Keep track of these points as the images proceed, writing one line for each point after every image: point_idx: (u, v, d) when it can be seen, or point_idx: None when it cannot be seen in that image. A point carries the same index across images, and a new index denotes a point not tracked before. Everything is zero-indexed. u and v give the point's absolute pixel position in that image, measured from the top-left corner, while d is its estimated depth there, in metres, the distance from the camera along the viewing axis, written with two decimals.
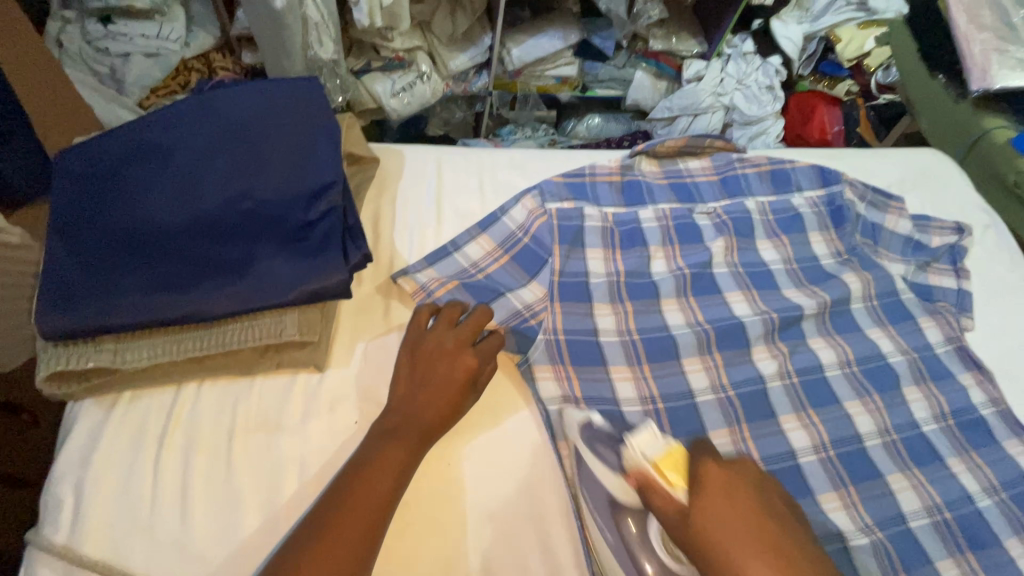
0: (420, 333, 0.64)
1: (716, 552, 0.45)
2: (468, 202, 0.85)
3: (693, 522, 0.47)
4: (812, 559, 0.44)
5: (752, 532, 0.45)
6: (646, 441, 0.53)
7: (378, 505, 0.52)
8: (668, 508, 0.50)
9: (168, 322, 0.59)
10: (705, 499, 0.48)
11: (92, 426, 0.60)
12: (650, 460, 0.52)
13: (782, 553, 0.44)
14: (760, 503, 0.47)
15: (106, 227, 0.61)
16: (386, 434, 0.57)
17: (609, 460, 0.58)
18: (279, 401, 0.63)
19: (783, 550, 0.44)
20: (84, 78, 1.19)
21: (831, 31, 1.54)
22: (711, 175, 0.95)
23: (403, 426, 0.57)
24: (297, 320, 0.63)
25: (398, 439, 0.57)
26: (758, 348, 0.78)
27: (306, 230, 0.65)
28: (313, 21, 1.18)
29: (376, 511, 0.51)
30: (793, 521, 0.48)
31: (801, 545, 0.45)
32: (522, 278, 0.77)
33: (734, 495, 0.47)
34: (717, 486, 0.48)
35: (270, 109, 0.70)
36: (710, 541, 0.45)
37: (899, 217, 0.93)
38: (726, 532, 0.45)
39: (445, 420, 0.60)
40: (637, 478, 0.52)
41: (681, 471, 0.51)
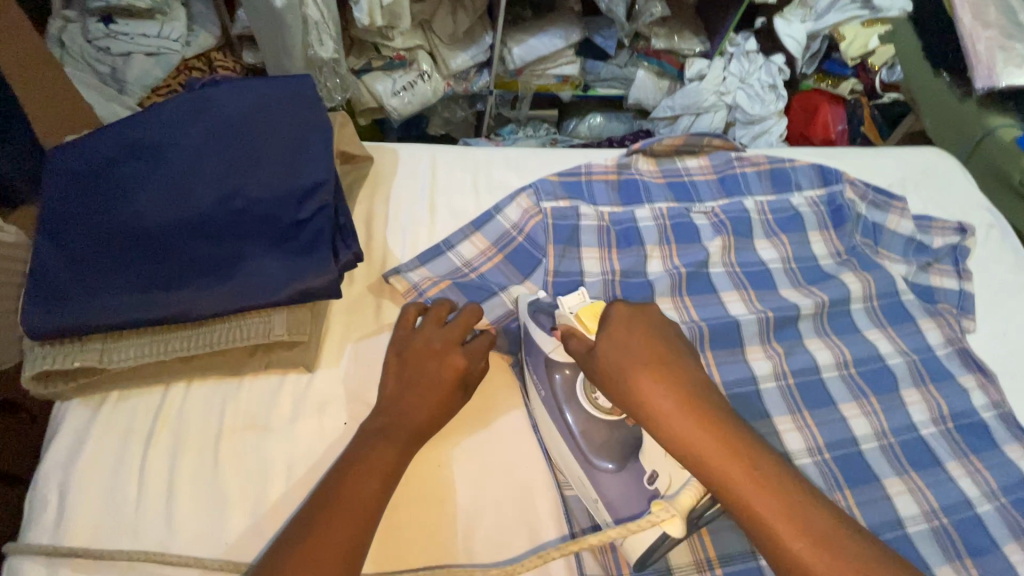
0: (408, 332, 0.63)
1: (611, 371, 0.52)
2: (462, 201, 0.84)
3: (597, 352, 0.54)
4: (694, 379, 0.51)
5: (645, 355, 0.52)
6: (574, 300, 0.61)
7: (366, 507, 0.51)
8: (581, 345, 0.57)
9: (156, 322, 0.58)
10: (608, 331, 0.54)
11: (79, 426, 0.60)
12: (574, 312, 0.60)
13: (669, 369, 0.51)
14: (658, 335, 0.54)
15: (95, 225, 0.60)
16: (375, 436, 0.56)
17: (543, 324, 0.65)
18: (268, 402, 0.62)
19: (670, 367, 0.51)
20: (85, 77, 1.18)
21: (835, 29, 1.49)
22: (709, 174, 0.94)
23: (392, 427, 0.57)
24: (286, 320, 0.62)
25: (387, 440, 0.56)
26: (753, 348, 0.77)
27: (297, 230, 0.64)
28: (313, 20, 1.18)
29: (365, 513, 0.51)
30: (686, 349, 0.54)
31: (685, 366, 0.52)
32: (516, 278, 0.77)
33: (634, 328, 0.54)
34: (620, 321, 0.54)
35: (262, 107, 0.69)
36: (609, 367, 0.53)
37: (901, 217, 0.92)
38: (623, 357, 0.52)
39: (434, 421, 0.59)
40: (564, 329, 0.60)
41: (597, 317, 0.57)
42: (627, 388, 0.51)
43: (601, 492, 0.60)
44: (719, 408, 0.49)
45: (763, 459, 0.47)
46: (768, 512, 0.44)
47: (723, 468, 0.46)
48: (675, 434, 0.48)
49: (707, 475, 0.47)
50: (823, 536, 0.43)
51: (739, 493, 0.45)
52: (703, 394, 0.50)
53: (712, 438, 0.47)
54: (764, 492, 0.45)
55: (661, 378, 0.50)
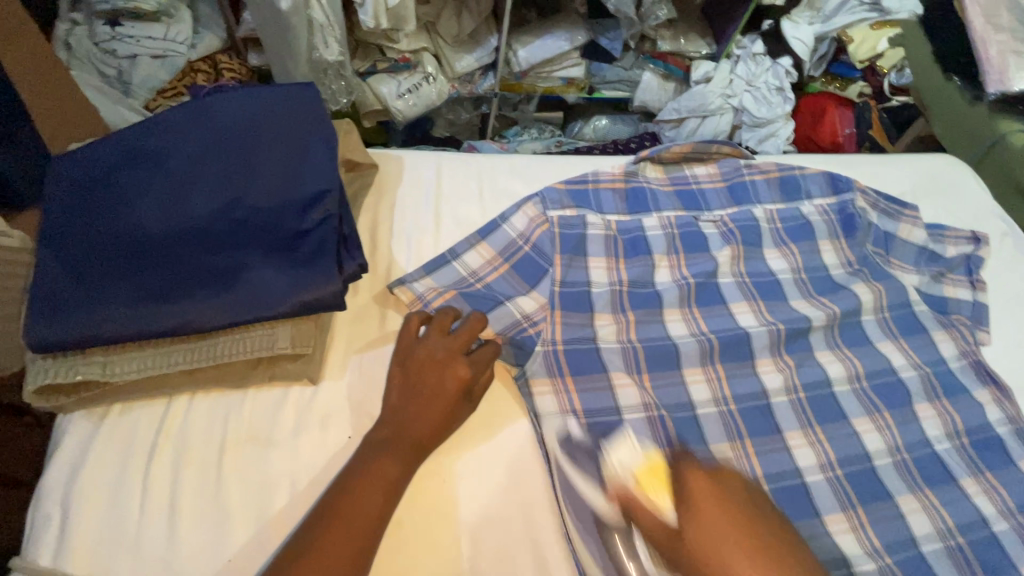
0: (411, 340, 0.62)
1: (706, 565, 0.44)
2: (468, 209, 0.83)
3: (685, 539, 0.46)
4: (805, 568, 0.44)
5: (743, 540, 0.45)
6: (625, 455, 0.54)
7: (367, 522, 0.51)
8: (655, 525, 0.48)
9: (159, 334, 0.58)
10: (694, 510, 0.47)
11: (81, 439, 0.59)
12: (629, 471, 0.52)
13: (774, 559, 0.44)
14: (747, 508, 0.47)
15: (98, 236, 0.60)
16: (377, 448, 0.56)
17: (587, 469, 0.58)
18: (271, 413, 0.62)
19: (775, 553, 0.45)
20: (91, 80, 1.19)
21: (843, 32, 1.49)
22: (717, 182, 0.93)
23: (394, 439, 0.56)
24: (290, 332, 0.61)
25: (389, 452, 0.55)
26: (763, 360, 0.75)
27: (300, 240, 0.64)
28: (319, 23, 1.17)
29: (366, 528, 0.50)
30: (775, 519, 0.49)
31: (782, 544, 0.46)
32: (522, 288, 0.76)
33: (722, 503, 0.47)
34: (705, 497, 0.47)
35: (267, 115, 0.69)
36: (704, 556, 0.45)
37: (913, 226, 0.90)
38: (720, 545, 0.44)
39: (438, 433, 0.58)
40: (618, 492, 0.52)
41: (664, 484, 0.50)
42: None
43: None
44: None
45: None
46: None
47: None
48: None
49: None
50: None
51: None
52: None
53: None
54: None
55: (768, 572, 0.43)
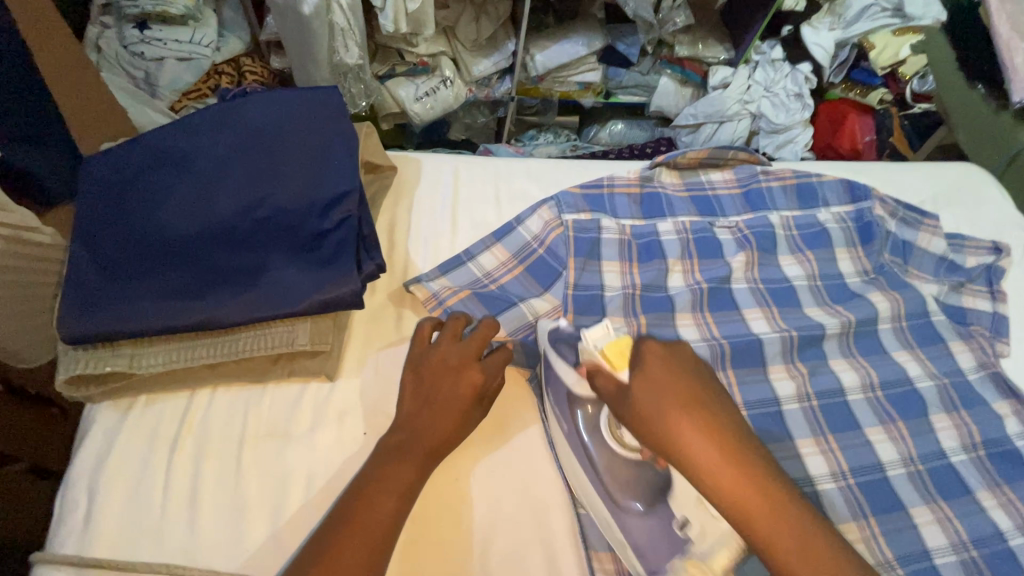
0: (423, 351, 0.63)
1: (650, 418, 0.52)
2: (484, 212, 0.84)
3: (632, 395, 0.53)
4: (732, 424, 0.51)
5: (681, 399, 0.51)
6: (598, 334, 0.59)
7: (378, 531, 0.51)
8: (610, 385, 0.56)
9: (183, 329, 0.60)
10: (643, 372, 0.54)
11: (108, 429, 0.61)
12: (599, 349, 0.58)
13: (707, 415, 0.51)
14: (693, 379, 0.53)
15: (128, 234, 0.62)
16: (393, 454, 0.56)
17: (568, 358, 0.64)
18: (289, 409, 0.63)
19: (708, 413, 0.51)
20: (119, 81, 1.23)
21: (865, 37, 1.49)
22: (733, 188, 0.93)
23: (408, 447, 0.57)
24: (309, 329, 0.63)
25: (404, 456, 0.56)
26: (776, 367, 0.75)
27: (321, 240, 0.65)
28: (339, 27, 1.20)
29: (379, 537, 0.51)
30: (720, 389, 0.55)
31: (721, 407, 0.52)
32: (535, 289, 0.77)
33: (670, 369, 0.54)
34: (658, 364, 0.54)
35: (289, 117, 0.71)
36: (646, 412, 0.52)
37: (933, 235, 0.90)
38: (661, 403, 0.52)
39: (450, 436, 0.59)
40: (589, 365, 0.59)
41: (627, 357, 0.57)
42: (667, 434, 0.51)
43: (626, 533, 0.59)
44: (749, 446, 0.50)
45: (796, 505, 0.48)
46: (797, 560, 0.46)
47: (752, 514, 0.48)
48: (710, 475, 0.49)
49: (745, 524, 0.48)
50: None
51: (782, 552, 0.47)
52: (741, 442, 0.51)
53: (742, 481, 0.48)
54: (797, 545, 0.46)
55: (699, 426, 0.50)
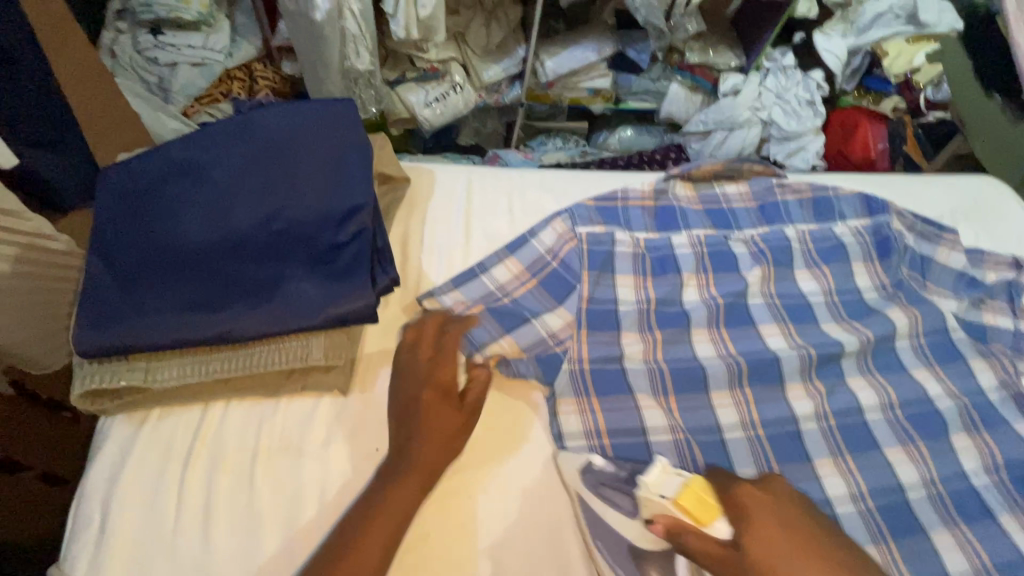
0: (408, 358, 0.66)
1: (775, 572, 0.51)
2: (498, 224, 0.84)
3: (745, 552, 0.52)
4: (848, 563, 0.52)
5: (796, 544, 0.53)
6: (662, 481, 0.58)
7: (375, 555, 0.52)
8: (707, 545, 0.54)
9: (196, 344, 0.59)
10: (748, 522, 0.54)
11: (123, 441, 0.61)
12: (670, 499, 0.56)
13: (822, 559, 0.52)
14: (796, 516, 0.56)
15: (144, 246, 0.62)
16: (392, 477, 0.58)
17: (621, 506, 0.61)
18: (303, 423, 0.63)
19: (821, 551, 0.53)
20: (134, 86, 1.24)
21: (878, 45, 1.49)
22: (748, 202, 0.92)
23: (406, 467, 0.58)
24: (323, 344, 0.62)
25: (404, 477, 0.57)
26: (794, 386, 0.74)
27: (335, 252, 0.65)
28: (351, 34, 1.20)
29: (377, 557, 0.52)
30: (818, 522, 0.56)
31: (825, 538, 0.55)
32: (549, 303, 0.76)
33: (772, 512, 0.55)
34: (759, 511, 0.55)
35: (305, 129, 0.71)
36: (769, 569, 0.51)
37: (952, 250, 0.88)
38: (775, 555, 0.52)
39: (444, 454, 0.60)
40: (663, 523, 0.56)
41: (706, 507, 0.56)
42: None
43: None
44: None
45: None
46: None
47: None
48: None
49: None
50: None
51: None
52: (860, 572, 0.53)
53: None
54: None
55: (819, 570, 0.51)
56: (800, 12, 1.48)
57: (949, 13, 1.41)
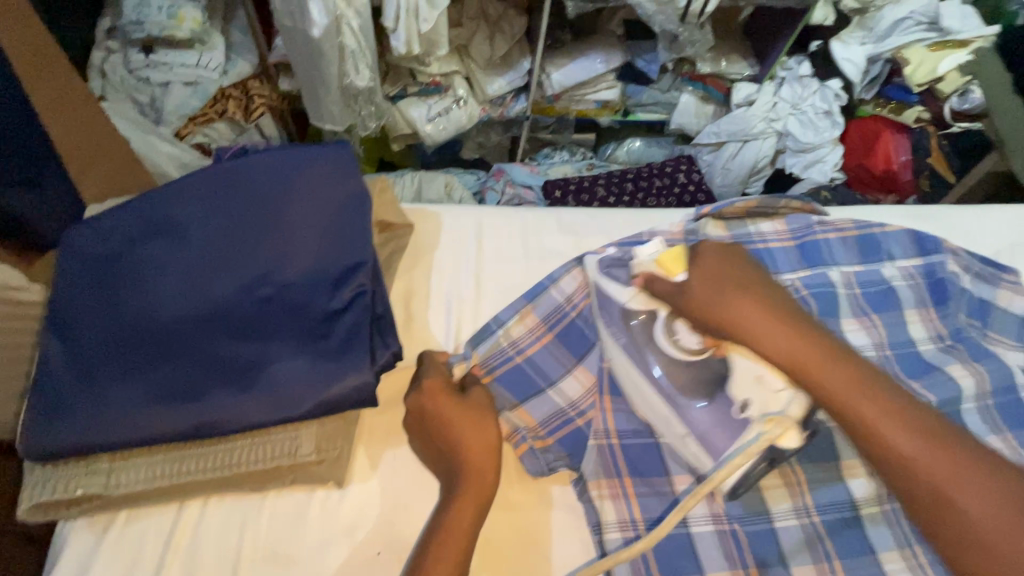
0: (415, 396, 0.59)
1: (707, 305, 0.56)
2: (512, 273, 0.75)
3: (689, 288, 0.57)
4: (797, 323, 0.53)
5: (739, 290, 0.55)
6: (650, 249, 0.64)
7: None
8: (668, 288, 0.60)
9: (170, 438, 0.51)
10: (698, 269, 0.58)
11: (83, 554, 0.52)
12: (653, 260, 0.62)
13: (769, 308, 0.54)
14: (746, 279, 0.57)
15: (107, 324, 0.54)
16: (449, 498, 0.53)
17: (620, 278, 0.65)
18: (292, 524, 0.55)
19: (766, 298, 0.55)
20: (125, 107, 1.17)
21: (899, 52, 1.42)
22: (786, 241, 0.83)
23: (461, 473, 0.54)
24: (315, 436, 0.54)
25: (460, 503, 0.52)
26: (852, 463, 0.63)
27: (330, 324, 0.57)
28: (350, 49, 1.12)
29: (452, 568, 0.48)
30: (773, 284, 0.58)
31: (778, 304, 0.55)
32: (567, 361, 0.68)
33: (720, 266, 0.58)
34: (709, 257, 0.59)
35: (295, 177, 0.62)
36: (702, 302, 0.56)
37: (1013, 293, 0.81)
38: (716, 291, 0.56)
39: (494, 460, 0.56)
40: (644, 277, 0.62)
41: (677, 260, 0.60)
42: (721, 314, 0.55)
43: (691, 427, 0.58)
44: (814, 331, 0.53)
45: (881, 385, 0.49)
46: (884, 427, 0.47)
47: (828, 389, 0.49)
48: (771, 346, 0.52)
49: (850, 415, 0.48)
50: (991, 480, 0.44)
51: (898, 445, 0.46)
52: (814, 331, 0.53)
53: (822, 362, 0.50)
54: (876, 409, 0.47)
55: (753, 305, 0.54)
56: (817, 19, 1.43)
57: (971, 19, 1.40)
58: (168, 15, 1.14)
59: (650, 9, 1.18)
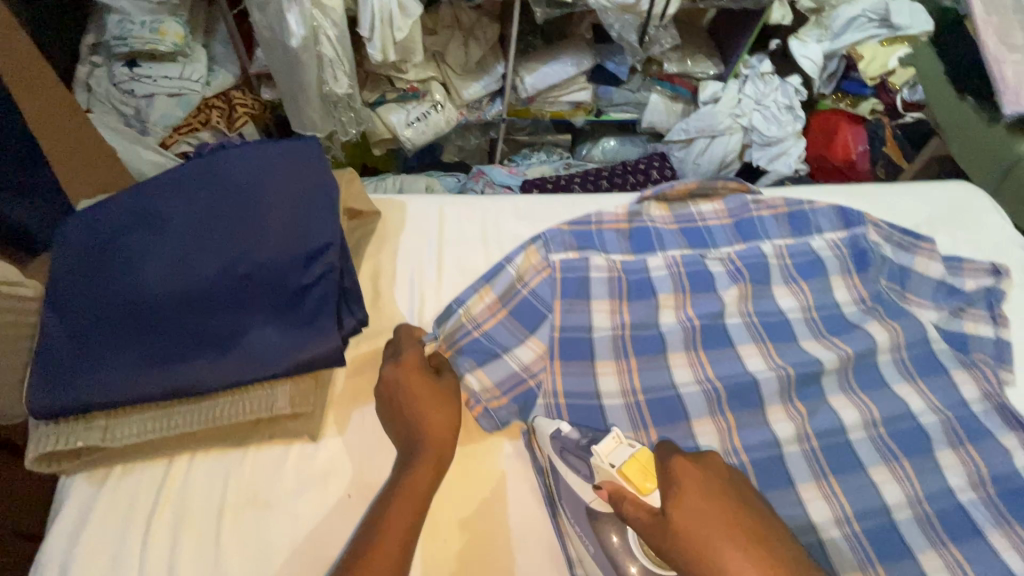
0: (391, 368, 0.65)
1: (693, 545, 0.51)
2: (472, 255, 0.83)
3: (668, 522, 0.52)
4: (792, 565, 0.50)
5: (726, 527, 0.51)
6: (610, 450, 0.59)
7: (403, 531, 0.53)
8: (639, 510, 0.55)
9: (158, 398, 0.58)
10: (676, 493, 0.54)
11: (82, 504, 0.59)
12: (617, 467, 0.57)
13: (762, 550, 0.50)
14: (730, 506, 0.53)
15: (100, 300, 0.60)
16: (410, 461, 0.59)
17: (581, 471, 0.62)
18: (273, 473, 0.61)
19: (756, 536, 0.51)
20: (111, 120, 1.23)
21: (853, 48, 1.51)
22: (724, 219, 0.92)
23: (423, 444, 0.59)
24: (289, 392, 0.61)
25: (418, 467, 0.58)
26: (774, 408, 0.73)
27: (301, 296, 0.64)
28: (328, 58, 1.21)
29: (408, 519, 0.54)
30: (757, 505, 0.55)
31: (768, 538, 0.51)
32: (521, 334, 0.74)
33: (704, 486, 0.54)
34: (689, 479, 0.55)
35: (269, 169, 0.70)
36: (689, 540, 0.51)
37: (930, 259, 0.89)
38: (701, 529, 0.51)
39: (452, 435, 0.61)
40: (610, 487, 0.58)
41: (647, 473, 0.57)
42: (713, 563, 0.50)
43: None
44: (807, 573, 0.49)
45: None
46: None
47: None
48: None
49: None
50: None
51: None
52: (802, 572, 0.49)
53: None
54: None
55: (741, 552, 0.50)
56: (775, 18, 1.47)
57: (920, 14, 1.45)
58: (151, 30, 1.20)
59: (610, 17, 1.27)
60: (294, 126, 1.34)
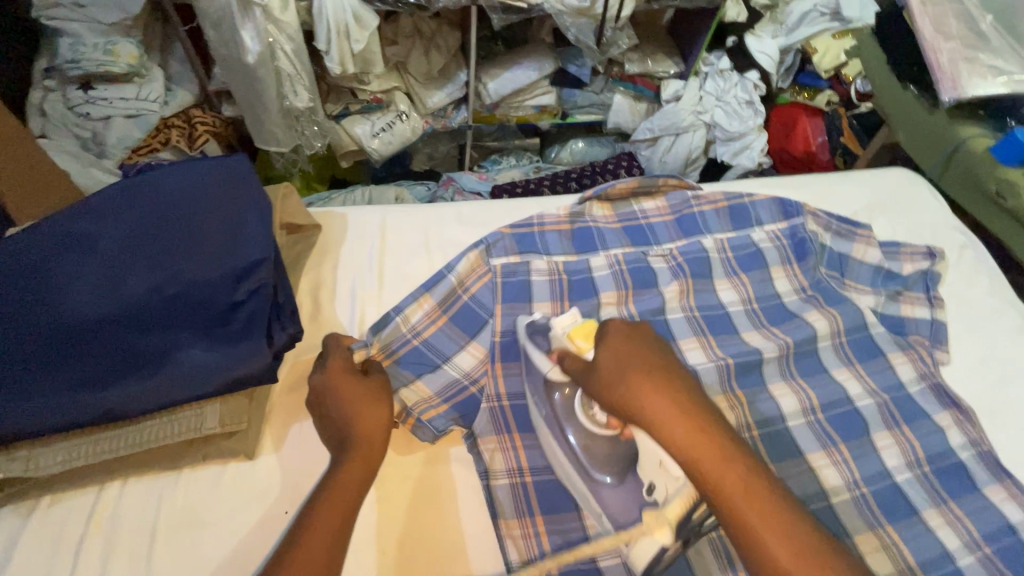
0: (320, 374, 0.64)
1: (613, 384, 0.54)
2: (414, 263, 0.83)
3: (597, 365, 0.56)
4: (697, 408, 0.51)
5: (644, 369, 0.53)
6: (566, 321, 0.65)
7: (333, 525, 0.51)
8: (578, 363, 0.60)
9: (86, 422, 0.58)
10: (605, 343, 0.57)
11: (8, 536, 0.58)
12: (567, 334, 0.63)
13: (672, 389, 0.52)
14: (654, 358, 0.55)
15: (20, 326, 0.57)
16: (341, 456, 0.57)
17: (542, 348, 0.68)
18: (208, 492, 0.61)
19: (670, 377, 0.53)
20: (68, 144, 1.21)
21: (807, 42, 1.56)
22: (666, 216, 0.93)
23: (354, 443, 0.58)
24: (219, 411, 0.61)
25: (349, 461, 0.56)
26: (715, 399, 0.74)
27: (231, 314, 0.64)
28: (286, 73, 1.20)
29: (337, 517, 0.52)
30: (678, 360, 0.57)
31: (682, 382, 0.53)
32: (461, 339, 0.75)
33: (630, 340, 0.56)
34: (618, 333, 0.57)
35: (200, 188, 0.69)
36: (609, 380, 0.55)
37: (867, 246, 0.91)
38: (621, 370, 0.54)
39: (384, 432, 0.61)
40: (559, 352, 0.65)
41: (590, 335, 0.61)
42: (628, 398, 0.53)
43: (603, 506, 0.61)
44: (713, 415, 0.52)
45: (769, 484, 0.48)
46: (774, 545, 0.45)
47: (719, 486, 0.48)
48: (666, 433, 0.50)
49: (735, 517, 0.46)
50: None
51: (781, 561, 0.44)
52: (709, 413, 0.52)
53: (716, 455, 0.49)
54: (770, 522, 0.46)
55: (654, 389, 0.52)
56: (731, 17, 1.52)
57: (870, 6, 1.47)
58: (104, 52, 1.17)
59: (567, 20, 1.27)
60: (257, 142, 1.31)
